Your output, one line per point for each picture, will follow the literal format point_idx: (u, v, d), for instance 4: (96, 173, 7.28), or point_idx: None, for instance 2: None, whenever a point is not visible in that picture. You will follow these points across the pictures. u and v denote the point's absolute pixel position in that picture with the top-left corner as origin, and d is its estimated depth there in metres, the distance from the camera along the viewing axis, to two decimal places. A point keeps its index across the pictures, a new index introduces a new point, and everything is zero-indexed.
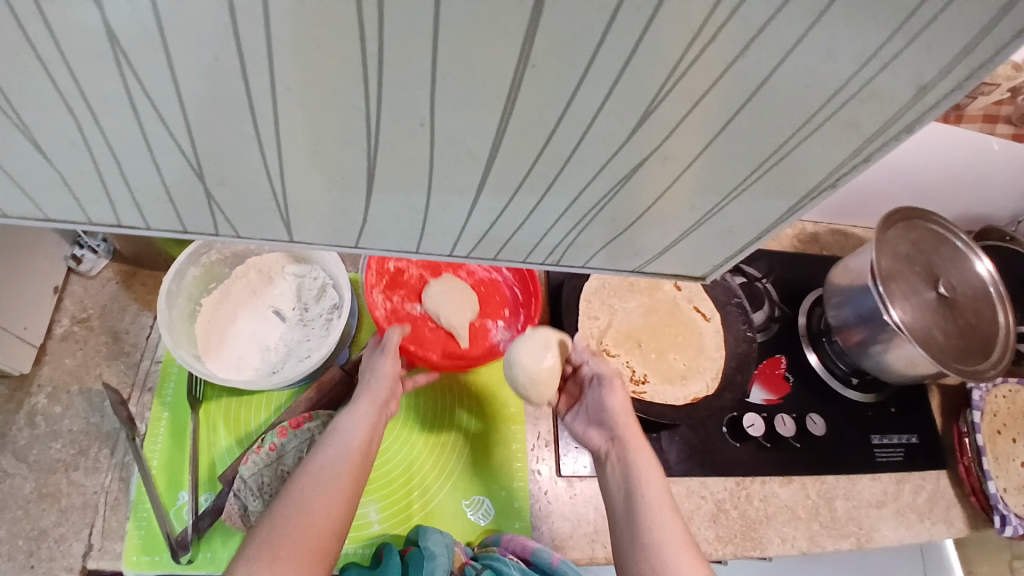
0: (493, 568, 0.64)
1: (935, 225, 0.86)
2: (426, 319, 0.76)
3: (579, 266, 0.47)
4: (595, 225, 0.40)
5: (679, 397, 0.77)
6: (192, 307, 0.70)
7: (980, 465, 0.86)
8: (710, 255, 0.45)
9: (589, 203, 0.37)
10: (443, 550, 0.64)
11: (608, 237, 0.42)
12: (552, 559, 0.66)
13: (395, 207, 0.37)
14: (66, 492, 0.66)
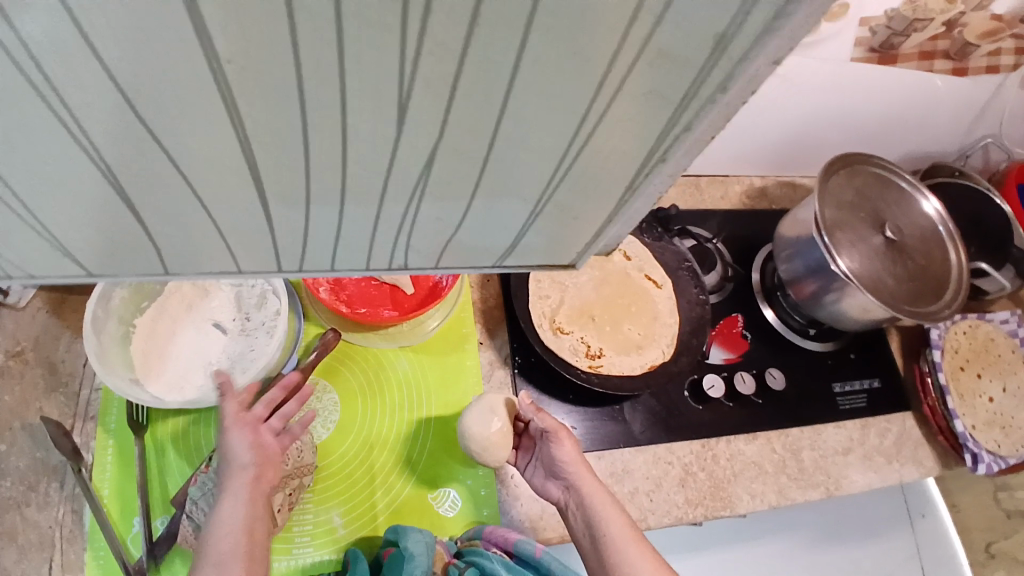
0: (478, 564, 0.64)
1: (877, 169, 0.86)
2: (368, 278, 0.81)
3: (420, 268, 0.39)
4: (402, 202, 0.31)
5: (636, 366, 0.77)
6: (126, 330, 0.67)
7: (945, 405, 0.87)
8: (563, 242, 0.39)
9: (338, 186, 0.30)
10: (422, 549, 0.63)
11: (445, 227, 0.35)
12: (535, 551, 0.66)
13: (186, 216, 0.30)
14: (21, 528, 0.64)
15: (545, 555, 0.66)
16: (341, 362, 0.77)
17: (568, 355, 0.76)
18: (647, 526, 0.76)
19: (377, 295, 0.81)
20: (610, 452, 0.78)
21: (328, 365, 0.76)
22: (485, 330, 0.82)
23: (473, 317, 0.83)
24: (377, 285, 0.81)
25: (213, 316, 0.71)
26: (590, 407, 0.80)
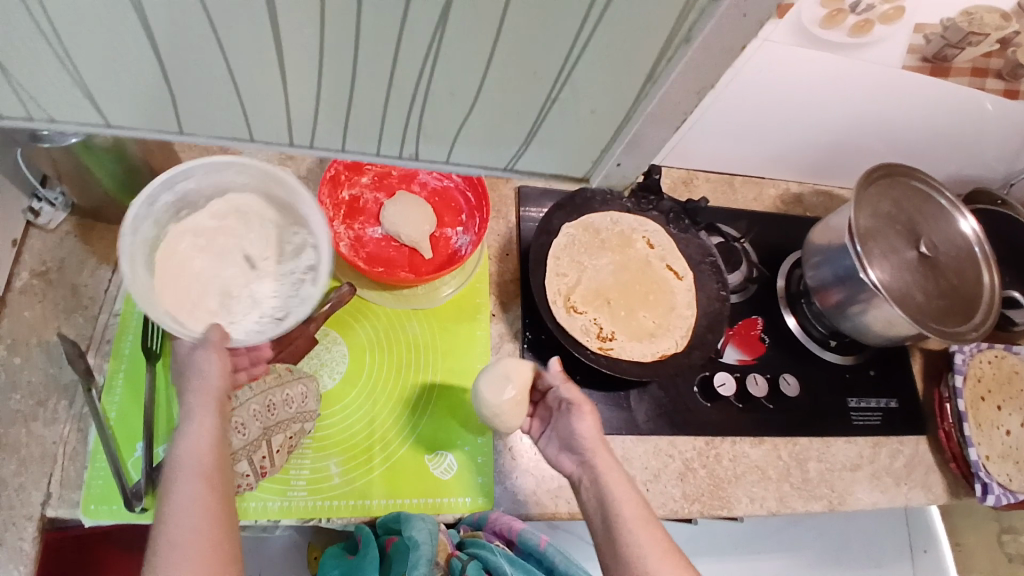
0: (481, 558, 0.63)
1: (918, 183, 0.84)
2: (389, 238, 0.81)
3: (478, 168, 0.60)
4: (478, 128, 0.54)
5: (646, 354, 0.75)
6: (153, 239, 0.66)
7: (961, 431, 0.85)
8: (576, 158, 0.61)
9: (446, 99, 0.50)
10: (426, 538, 0.62)
11: (506, 139, 0.56)
12: (539, 543, 0.66)
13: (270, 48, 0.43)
14: (25, 441, 0.66)
15: (548, 548, 0.66)
16: (353, 317, 0.77)
17: (579, 334, 0.75)
18: None
19: (396, 256, 0.81)
20: (612, 438, 0.78)
21: (341, 319, 0.77)
22: (499, 303, 0.82)
23: (488, 288, 0.83)
24: (397, 247, 0.81)
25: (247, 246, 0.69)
26: (596, 391, 0.79)
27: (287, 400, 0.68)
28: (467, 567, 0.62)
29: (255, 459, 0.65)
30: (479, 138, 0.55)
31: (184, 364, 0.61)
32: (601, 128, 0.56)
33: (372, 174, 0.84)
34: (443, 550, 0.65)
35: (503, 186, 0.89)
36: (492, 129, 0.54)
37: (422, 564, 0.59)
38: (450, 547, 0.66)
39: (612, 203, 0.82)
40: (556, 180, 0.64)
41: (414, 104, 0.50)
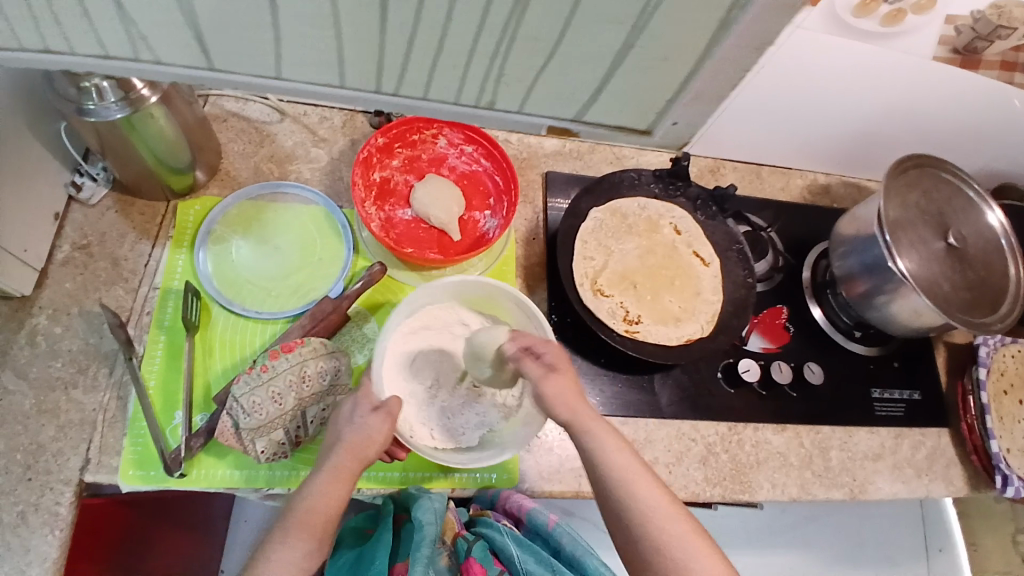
0: (487, 536, 0.72)
1: (947, 175, 0.84)
2: (418, 221, 0.82)
3: (522, 113, 0.48)
4: (533, 49, 0.42)
5: (672, 337, 0.76)
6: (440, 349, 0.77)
7: (983, 424, 0.85)
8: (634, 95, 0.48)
9: (501, 31, 0.40)
10: (432, 518, 0.67)
11: (564, 78, 0.45)
12: (548, 522, 0.74)
13: None
14: (66, 408, 0.68)
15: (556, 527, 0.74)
16: (383, 296, 0.79)
17: (606, 316, 0.76)
18: None
19: (425, 237, 0.82)
20: (636, 421, 0.79)
21: (371, 297, 0.79)
22: (525, 286, 0.83)
23: (515, 271, 0.84)
24: (427, 229, 0.82)
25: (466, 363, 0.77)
26: (619, 373, 0.80)
27: (320, 372, 0.69)
28: (473, 549, 0.71)
29: (291, 429, 0.67)
30: (539, 82, 0.45)
31: (346, 423, 0.66)
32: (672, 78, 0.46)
33: (403, 156, 0.85)
34: (451, 529, 0.73)
35: (531, 171, 0.90)
36: (545, 65, 0.43)
37: (426, 544, 0.66)
38: (458, 527, 0.74)
39: (639, 189, 0.84)
40: (620, 136, 0.52)
41: (478, 58, 0.42)
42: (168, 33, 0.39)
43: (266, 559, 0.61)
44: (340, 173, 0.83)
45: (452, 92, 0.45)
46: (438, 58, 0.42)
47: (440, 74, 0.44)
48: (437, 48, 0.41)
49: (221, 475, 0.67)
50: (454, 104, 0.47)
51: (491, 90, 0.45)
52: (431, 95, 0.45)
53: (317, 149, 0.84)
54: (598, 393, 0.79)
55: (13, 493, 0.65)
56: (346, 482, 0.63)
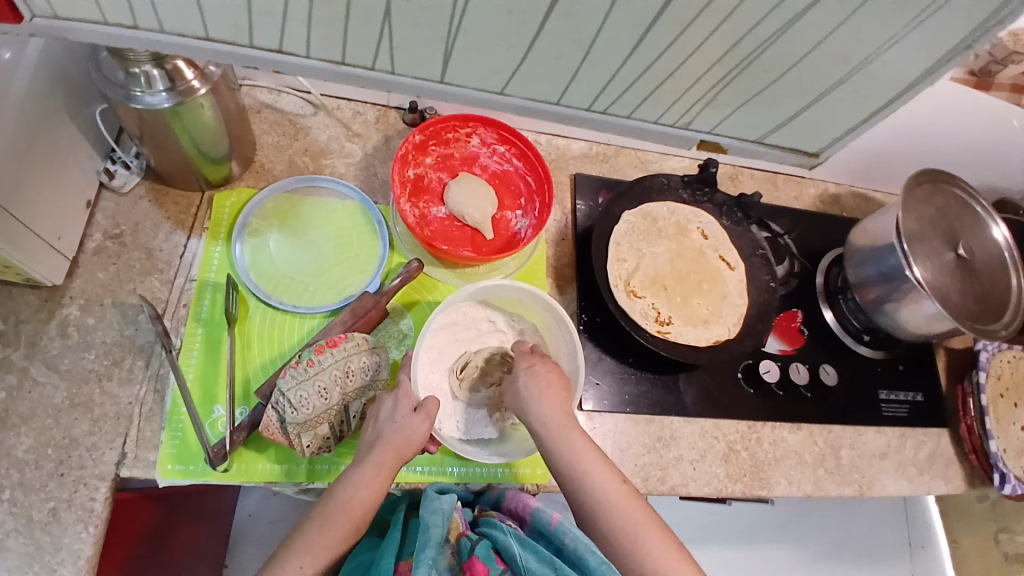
0: (490, 537, 0.65)
1: (957, 190, 0.88)
2: (452, 219, 0.83)
3: (705, 133, 0.57)
4: (745, 77, 0.50)
5: (701, 339, 0.79)
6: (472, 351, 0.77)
7: (982, 425, 0.89)
8: (781, 106, 0.54)
9: (734, 64, 0.48)
10: (439, 520, 0.63)
11: (752, 90, 0.52)
12: (550, 521, 0.68)
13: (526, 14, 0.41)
14: (100, 401, 0.67)
15: (559, 525, 0.67)
16: (418, 291, 0.80)
17: (639, 317, 0.78)
18: (687, 494, 0.79)
19: (458, 236, 0.82)
20: (661, 418, 0.81)
21: (407, 293, 0.79)
22: (555, 285, 0.85)
23: (546, 271, 0.85)
24: (460, 227, 0.83)
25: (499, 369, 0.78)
26: (647, 372, 0.82)
27: (364, 367, 0.69)
28: (477, 547, 0.63)
29: (335, 424, 0.67)
30: (730, 93, 0.52)
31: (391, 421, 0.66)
32: (843, 108, 0.55)
33: (436, 154, 0.85)
34: (454, 528, 0.65)
35: (560, 173, 0.91)
36: (745, 92, 0.52)
37: (431, 546, 0.60)
38: (461, 526, 0.66)
39: (670, 193, 0.87)
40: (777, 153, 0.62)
41: (685, 82, 0.50)
42: (431, 37, 0.42)
43: (301, 538, 0.62)
44: (374, 169, 0.84)
45: (658, 111, 0.53)
46: (665, 82, 0.49)
47: (662, 86, 0.49)
48: (672, 67, 0.47)
49: (261, 469, 0.67)
50: (652, 119, 0.54)
51: (690, 113, 0.54)
52: (637, 115, 0.53)
53: (351, 144, 0.84)
54: (626, 392, 0.81)
55: (43, 489, 0.63)
56: (385, 477, 0.63)
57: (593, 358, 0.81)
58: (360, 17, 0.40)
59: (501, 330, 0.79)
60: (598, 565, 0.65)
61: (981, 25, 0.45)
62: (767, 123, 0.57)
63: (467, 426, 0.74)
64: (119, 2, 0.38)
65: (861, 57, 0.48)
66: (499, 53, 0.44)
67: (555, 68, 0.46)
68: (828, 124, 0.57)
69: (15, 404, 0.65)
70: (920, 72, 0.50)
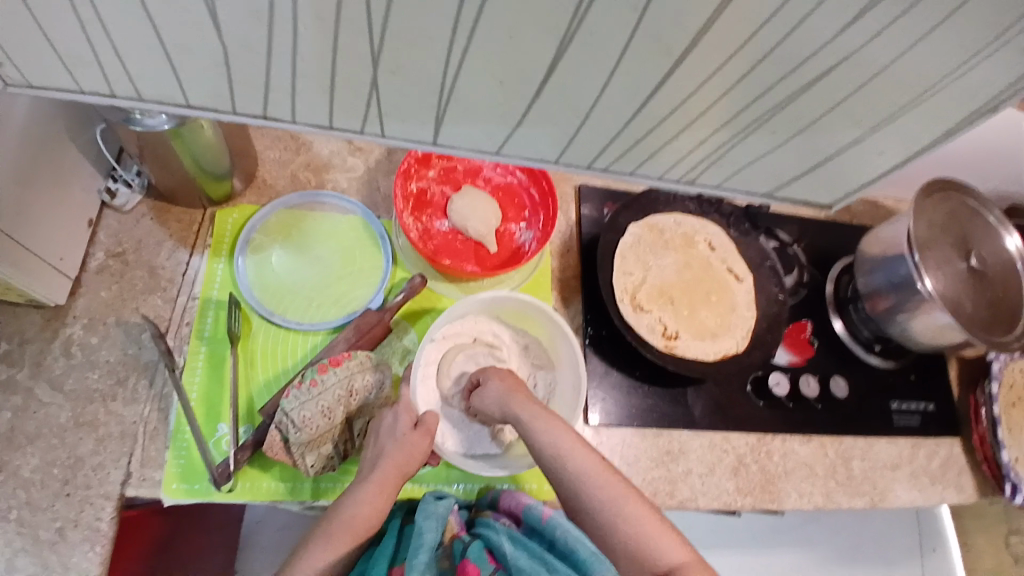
0: (483, 537, 0.64)
1: (970, 199, 0.86)
2: (456, 232, 0.82)
3: (713, 187, 0.51)
4: (753, 139, 0.44)
5: (708, 353, 0.78)
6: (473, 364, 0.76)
7: (994, 435, 0.87)
8: (791, 168, 0.47)
9: (739, 128, 0.43)
10: (431, 526, 0.62)
11: (761, 152, 0.45)
12: (542, 514, 0.67)
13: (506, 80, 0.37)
14: (105, 420, 0.67)
15: (551, 519, 0.66)
16: (422, 306, 0.79)
17: (645, 332, 0.78)
18: (696, 507, 0.78)
19: (462, 249, 0.82)
20: (668, 432, 0.80)
21: (411, 308, 0.79)
22: (560, 298, 0.84)
23: (551, 283, 0.84)
24: (464, 240, 0.82)
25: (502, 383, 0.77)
26: (654, 386, 0.82)
27: (367, 386, 0.69)
28: (469, 548, 0.62)
29: (339, 443, 0.67)
30: (737, 155, 0.46)
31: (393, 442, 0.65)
32: (857, 164, 0.46)
33: (439, 167, 0.84)
34: (447, 530, 0.65)
35: (565, 183, 0.89)
36: (755, 154, 0.46)
37: (424, 551, 0.61)
38: (457, 528, 0.66)
39: (675, 205, 0.86)
40: (801, 208, 0.54)
41: (675, 143, 0.44)
42: (420, 104, 0.39)
43: (304, 552, 0.61)
44: (376, 183, 0.83)
45: (661, 169, 0.48)
46: (669, 143, 0.44)
47: (666, 147, 0.45)
48: (676, 129, 0.43)
49: (266, 487, 0.67)
50: (655, 176, 0.49)
51: (695, 169, 0.48)
52: (639, 172, 0.48)
53: (354, 158, 0.83)
54: (632, 405, 0.80)
55: (50, 509, 0.63)
56: (386, 494, 0.63)
57: (599, 372, 0.81)
58: (345, 88, 0.38)
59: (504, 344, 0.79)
60: (588, 557, 0.64)
61: (1005, 87, 0.37)
62: (766, 178, 0.49)
63: (471, 443, 0.73)
64: (93, 70, 0.37)
65: (880, 118, 0.41)
66: (495, 118, 0.41)
67: (543, 124, 0.41)
68: (842, 185, 0.49)
69: (21, 424, 0.65)
70: (937, 135, 0.42)
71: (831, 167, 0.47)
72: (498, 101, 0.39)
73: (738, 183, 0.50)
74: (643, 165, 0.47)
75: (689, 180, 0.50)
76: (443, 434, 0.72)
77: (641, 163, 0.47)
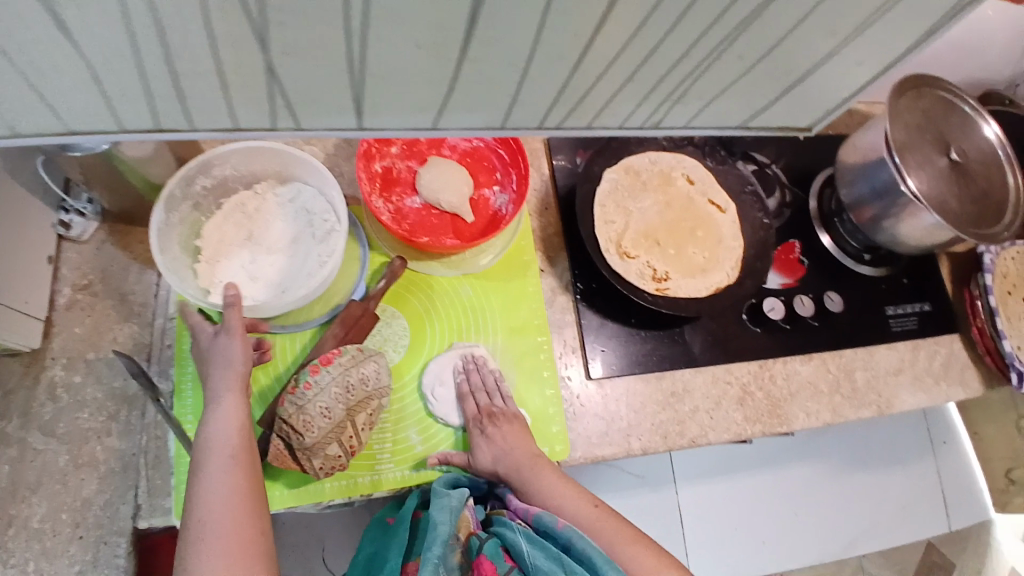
0: (499, 535, 0.63)
1: (943, 92, 0.84)
2: (429, 207, 0.80)
3: (682, 126, 0.49)
4: (717, 68, 0.41)
5: (700, 289, 0.77)
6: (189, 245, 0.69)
7: (994, 326, 0.88)
8: (765, 95, 0.46)
9: (702, 57, 0.40)
10: (445, 518, 0.62)
11: (727, 82, 0.43)
12: (557, 521, 0.63)
13: (422, 46, 0.34)
14: (104, 457, 0.66)
15: (568, 523, 0.63)
16: (407, 289, 0.77)
17: (634, 278, 0.76)
18: (708, 442, 0.78)
19: (438, 224, 0.80)
20: (671, 373, 0.80)
21: (396, 293, 0.77)
22: (546, 257, 0.82)
23: (533, 244, 0.82)
24: (438, 214, 0.80)
25: (275, 228, 0.72)
26: (651, 331, 0.81)
27: (364, 378, 0.66)
28: (485, 545, 0.61)
29: (345, 441, 0.65)
30: (705, 86, 0.43)
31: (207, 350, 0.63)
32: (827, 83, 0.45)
33: (401, 142, 0.82)
34: (463, 526, 0.63)
35: (533, 139, 0.87)
36: (721, 84, 0.43)
37: (437, 543, 0.60)
38: (472, 525, 0.64)
39: (649, 142, 0.83)
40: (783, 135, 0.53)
41: (633, 86, 0.41)
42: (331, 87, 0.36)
43: None
44: (339, 169, 0.80)
45: (623, 116, 0.45)
46: (624, 90, 0.42)
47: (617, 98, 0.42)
48: (629, 73, 0.40)
49: (279, 495, 0.66)
50: (616, 126, 0.46)
51: (660, 112, 0.46)
52: (600, 122, 0.45)
53: (311, 147, 0.80)
54: (634, 353, 0.80)
55: (66, 555, 0.62)
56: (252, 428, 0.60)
57: (595, 325, 0.80)
58: (239, 80, 0.34)
59: (225, 208, 0.71)
60: (604, 564, 0.61)
61: None
62: (735, 108, 0.47)
63: (282, 282, 0.70)
64: None
65: (854, 26, 0.39)
66: (427, 87, 0.38)
67: (477, 89, 0.39)
68: (821, 102, 0.48)
69: (22, 475, 0.63)
70: (919, 37, 0.41)
71: (803, 88, 0.46)
72: (422, 74, 0.36)
73: (706, 119, 0.48)
74: (599, 117, 0.45)
75: (655, 124, 0.47)
76: (433, 395, 0.72)
77: (600, 113, 0.44)
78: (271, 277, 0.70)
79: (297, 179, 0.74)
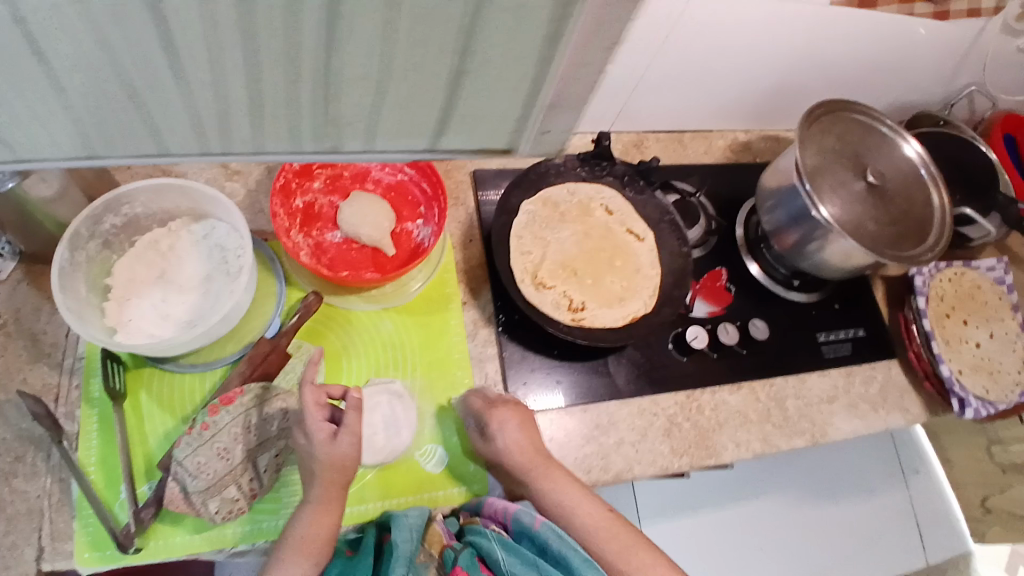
0: (473, 545, 0.65)
1: (859, 115, 0.85)
2: (349, 242, 0.80)
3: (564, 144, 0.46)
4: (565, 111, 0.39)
5: (617, 318, 0.77)
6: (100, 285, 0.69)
7: (930, 350, 0.86)
8: None
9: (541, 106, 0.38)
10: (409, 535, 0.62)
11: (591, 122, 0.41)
12: (533, 522, 0.67)
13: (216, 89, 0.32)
14: (8, 500, 0.65)
15: (543, 526, 0.67)
16: (323, 324, 0.77)
17: (550, 309, 0.76)
18: (633, 476, 0.77)
19: (359, 258, 0.80)
20: (595, 405, 0.79)
21: (312, 328, 0.77)
22: (468, 290, 0.82)
23: (456, 276, 0.82)
24: (359, 248, 0.80)
25: (187, 266, 0.72)
26: (574, 362, 0.80)
27: (266, 418, 0.66)
28: (461, 556, 0.64)
29: (244, 484, 0.64)
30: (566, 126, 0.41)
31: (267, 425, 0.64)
32: None
33: (323, 177, 0.83)
34: (435, 540, 0.65)
35: (458, 172, 0.88)
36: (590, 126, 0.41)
37: (402, 562, 0.60)
38: (445, 537, 0.66)
39: (567, 174, 0.84)
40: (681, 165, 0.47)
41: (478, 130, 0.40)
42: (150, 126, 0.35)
43: None
44: (260, 205, 0.81)
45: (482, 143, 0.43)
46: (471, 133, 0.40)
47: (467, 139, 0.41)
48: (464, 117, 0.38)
49: (182, 542, 0.65)
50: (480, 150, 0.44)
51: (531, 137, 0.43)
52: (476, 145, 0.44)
53: (232, 184, 0.81)
54: (556, 384, 0.79)
55: None
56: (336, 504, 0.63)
57: (516, 357, 0.79)
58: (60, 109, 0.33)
59: (139, 246, 0.71)
60: (580, 563, 0.66)
61: None
62: None
63: (193, 318, 0.70)
64: None
65: None
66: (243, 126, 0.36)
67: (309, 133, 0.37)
68: None
69: None
70: None
71: None
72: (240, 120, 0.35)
73: None
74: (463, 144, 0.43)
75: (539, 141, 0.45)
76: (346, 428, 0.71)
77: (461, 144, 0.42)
78: (180, 313, 0.70)
79: (209, 216, 0.75)
